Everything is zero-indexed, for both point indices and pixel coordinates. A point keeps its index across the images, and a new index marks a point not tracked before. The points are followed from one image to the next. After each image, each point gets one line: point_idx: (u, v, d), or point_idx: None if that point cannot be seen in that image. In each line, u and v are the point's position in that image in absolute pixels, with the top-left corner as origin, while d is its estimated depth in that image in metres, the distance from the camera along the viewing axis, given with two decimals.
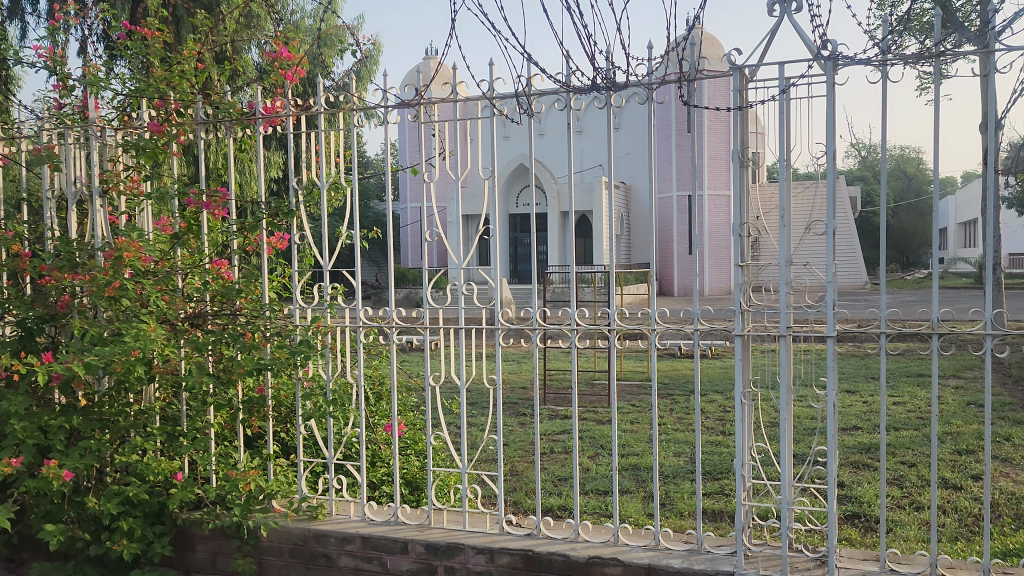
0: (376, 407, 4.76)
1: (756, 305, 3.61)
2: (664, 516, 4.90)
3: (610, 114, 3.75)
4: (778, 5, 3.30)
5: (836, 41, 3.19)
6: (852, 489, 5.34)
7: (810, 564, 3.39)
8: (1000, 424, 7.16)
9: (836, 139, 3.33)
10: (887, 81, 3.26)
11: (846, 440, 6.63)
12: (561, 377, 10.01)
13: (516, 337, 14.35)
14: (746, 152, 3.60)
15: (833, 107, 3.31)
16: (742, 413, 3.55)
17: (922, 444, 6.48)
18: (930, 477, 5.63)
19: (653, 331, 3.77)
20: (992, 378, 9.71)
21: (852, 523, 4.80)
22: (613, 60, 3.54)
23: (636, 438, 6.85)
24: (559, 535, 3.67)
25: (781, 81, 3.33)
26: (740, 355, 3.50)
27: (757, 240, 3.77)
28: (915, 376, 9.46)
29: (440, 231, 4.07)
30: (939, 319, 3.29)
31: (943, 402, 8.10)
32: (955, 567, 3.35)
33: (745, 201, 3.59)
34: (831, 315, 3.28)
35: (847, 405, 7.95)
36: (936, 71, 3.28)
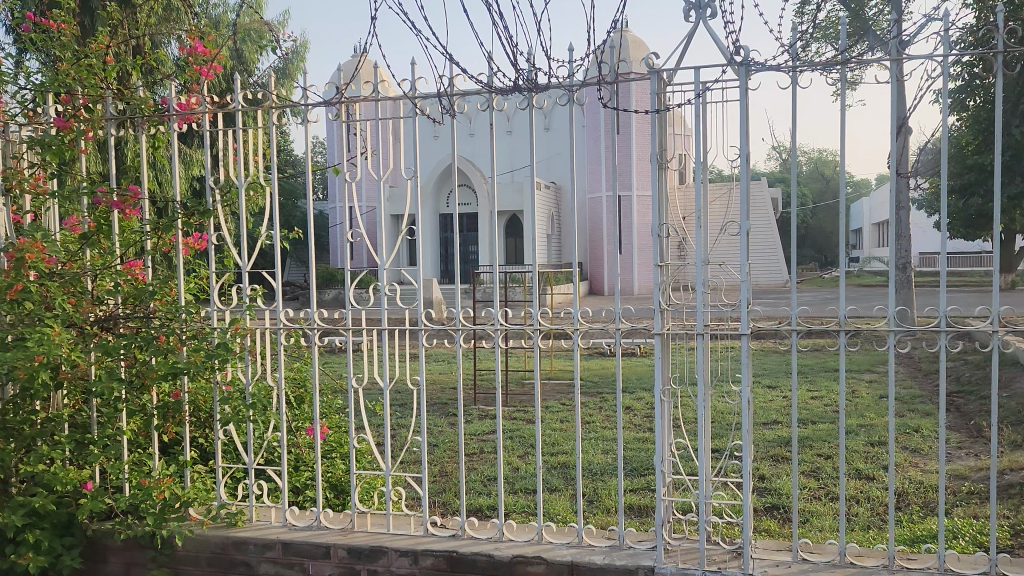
0: (298, 410, 4.67)
1: (675, 304, 3.68)
2: (590, 514, 4.95)
3: (532, 115, 3.77)
4: (694, 12, 3.39)
5: (748, 48, 3.29)
6: (772, 482, 5.51)
7: (726, 556, 3.47)
8: (910, 416, 7.48)
9: (749, 142, 3.42)
10: (797, 87, 3.38)
11: (767, 435, 6.83)
12: (489, 376, 10.03)
13: (439, 339, 14.27)
14: (664, 154, 3.67)
15: (746, 112, 3.41)
16: (662, 410, 3.60)
17: (837, 437, 6.72)
18: (845, 468, 5.85)
19: (575, 331, 3.81)
20: (903, 372, 10.15)
21: (771, 514, 4.95)
22: (534, 62, 3.56)
23: (564, 436, 6.91)
24: (482, 535, 3.68)
25: (697, 85, 3.41)
26: (659, 354, 3.55)
27: (676, 241, 3.83)
28: (830, 370, 9.81)
29: (362, 232, 4.00)
30: (845, 316, 3.41)
31: (858, 395, 8.42)
32: (864, 555, 3.47)
33: (664, 203, 3.65)
34: (745, 314, 3.37)
35: (768, 400, 8.19)
36: (844, 78, 3.41)
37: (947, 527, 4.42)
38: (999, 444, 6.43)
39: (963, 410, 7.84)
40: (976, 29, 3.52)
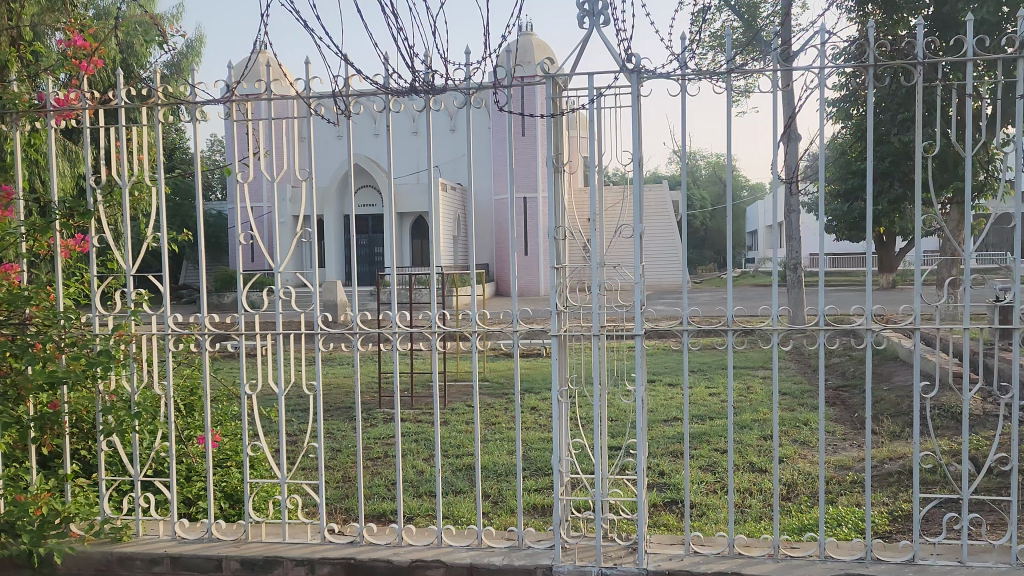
0: (188, 419, 4.49)
1: (572, 306, 3.74)
2: (494, 514, 4.96)
3: (429, 118, 3.75)
4: (588, 18, 3.46)
5: (639, 55, 3.38)
6: (669, 477, 5.67)
7: (622, 552, 3.55)
8: (800, 409, 7.83)
9: (642, 148, 3.52)
10: (686, 95, 3.49)
11: (667, 431, 7.02)
12: (395, 379, 9.92)
13: (337, 342, 13.98)
14: (560, 158, 3.72)
15: (638, 117, 3.50)
16: (559, 410, 3.66)
17: (732, 432, 6.97)
18: (739, 462, 6.07)
19: (474, 334, 3.84)
20: (794, 368, 10.61)
21: (669, 509, 5.08)
22: (430, 64, 3.55)
23: (469, 438, 6.92)
24: (382, 541, 3.65)
25: (591, 91, 3.48)
26: (556, 355, 3.60)
27: (571, 243, 3.89)
28: (726, 367, 10.17)
29: (256, 234, 3.89)
30: (733, 317, 3.54)
31: (753, 391, 8.74)
32: (751, 545, 3.61)
33: (560, 207, 3.70)
34: (639, 315, 3.45)
35: (667, 398, 8.41)
36: (729, 87, 3.56)
37: (831, 516, 4.65)
38: (880, 435, 6.78)
39: (848, 403, 8.26)
40: (849, 43, 3.74)
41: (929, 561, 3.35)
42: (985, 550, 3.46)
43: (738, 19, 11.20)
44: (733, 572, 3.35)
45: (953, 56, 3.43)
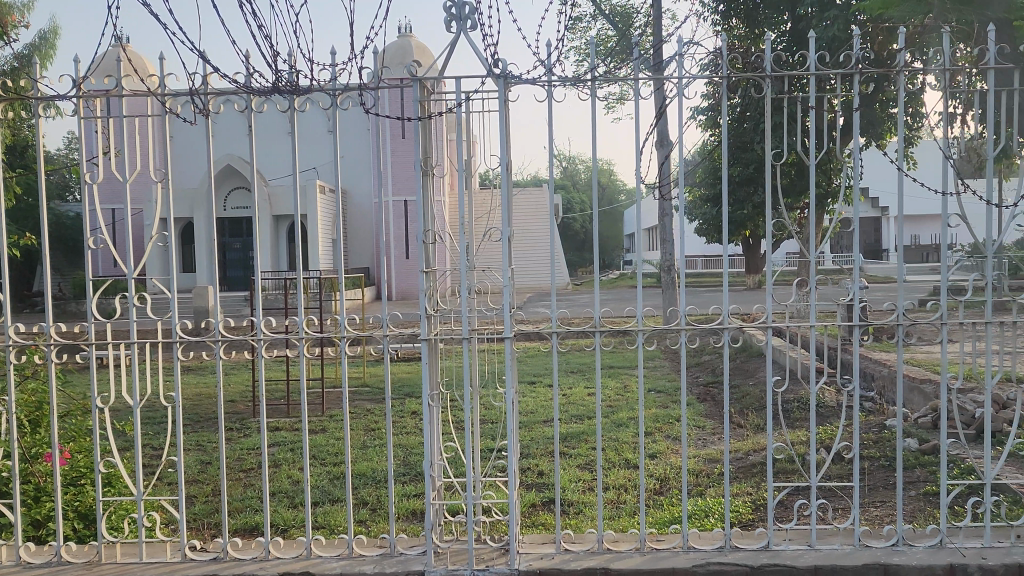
0: (36, 436, 4.20)
1: (442, 310, 3.74)
2: (371, 522, 4.88)
3: (293, 118, 3.66)
4: (455, 22, 3.47)
5: (505, 61, 3.43)
6: (548, 477, 5.76)
7: (494, 553, 3.58)
8: (673, 407, 8.13)
9: (509, 152, 3.55)
10: (551, 101, 3.55)
11: (546, 432, 7.12)
12: (272, 388, 9.63)
13: (199, 350, 13.26)
14: (428, 162, 3.70)
15: (505, 121, 3.52)
16: (430, 414, 3.64)
17: (610, 430, 7.17)
18: (616, 459, 6.24)
19: (343, 339, 3.79)
20: (670, 367, 10.99)
21: (546, 508, 5.17)
22: (293, 63, 3.48)
23: (349, 445, 6.80)
24: (247, 556, 3.55)
25: (458, 94, 3.49)
26: (426, 359, 3.58)
27: (441, 246, 3.88)
28: (607, 368, 10.42)
29: (108, 238, 3.68)
30: (600, 318, 3.63)
31: (629, 390, 9.01)
32: (619, 540, 3.72)
33: (429, 210, 3.68)
34: (508, 317, 3.48)
35: (549, 399, 8.54)
36: (592, 94, 3.63)
37: (699, 507, 4.85)
38: (747, 428, 7.11)
39: (718, 399, 8.64)
40: (708, 55, 3.89)
41: (782, 547, 3.54)
42: (831, 534, 3.70)
43: (613, 28, 11.52)
44: (601, 567, 3.42)
45: (796, 70, 3.63)
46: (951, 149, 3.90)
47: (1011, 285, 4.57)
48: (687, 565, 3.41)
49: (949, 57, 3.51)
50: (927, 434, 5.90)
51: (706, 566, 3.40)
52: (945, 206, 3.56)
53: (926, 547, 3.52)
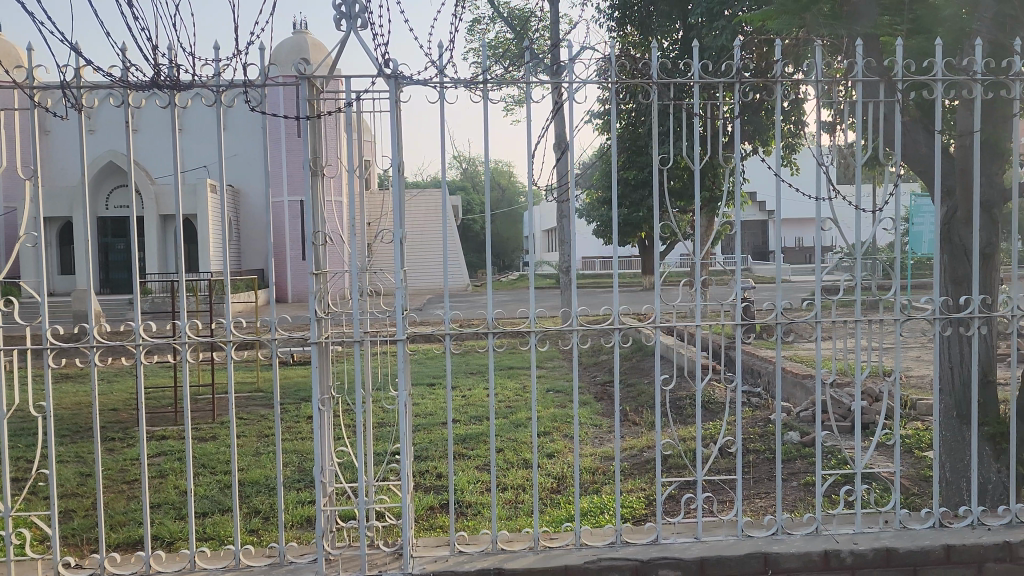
0: None
1: (333, 312, 3.67)
2: (263, 531, 4.75)
3: (174, 115, 3.52)
4: (345, 21, 3.41)
5: (396, 61, 3.40)
6: (447, 480, 5.76)
7: (387, 559, 3.55)
8: (572, 406, 8.28)
9: (401, 154, 3.53)
10: (444, 102, 3.53)
11: (444, 434, 7.10)
12: (160, 395, 9.24)
13: (75, 356, 12.53)
14: (317, 162, 3.65)
15: (396, 122, 3.50)
16: (320, 419, 3.55)
17: (510, 430, 7.24)
18: (514, 459, 6.30)
19: (228, 343, 3.66)
20: (568, 367, 11.18)
21: (446, 510, 5.17)
22: (175, 58, 3.35)
23: (242, 453, 6.59)
24: (126, 571, 3.41)
25: (348, 94, 3.44)
26: (316, 362, 3.50)
27: (331, 247, 3.79)
28: (506, 369, 10.50)
29: None
30: (493, 319, 3.64)
31: (528, 390, 9.12)
32: (512, 540, 3.74)
33: (318, 211, 3.61)
34: (400, 319, 3.44)
35: (449, 401, 8.55)
36: (484, 96, 3.63)
37: (595, 504, 4.95)
38: (641, 425, 7.29)
39: (615, 397, 8.84)
40: (598, 62, 3.96)
41: (670, 540, 3.63)
42: (717, 526, 3.84)
43: (511, 31, 11.61)
44: (494, 568, 3.44)
45: (681, 77, 3.75)
46: (825, 156, 4.10)
47: (879, 286, 4.84)
48: (579, 562, 3.46)
49: (822, 71, 3.68)
50: (807, 428, 6.21)
51: (598, 562, 3.46)
52: (818, 209, 3.74)
53: (804, 534, 3.68)
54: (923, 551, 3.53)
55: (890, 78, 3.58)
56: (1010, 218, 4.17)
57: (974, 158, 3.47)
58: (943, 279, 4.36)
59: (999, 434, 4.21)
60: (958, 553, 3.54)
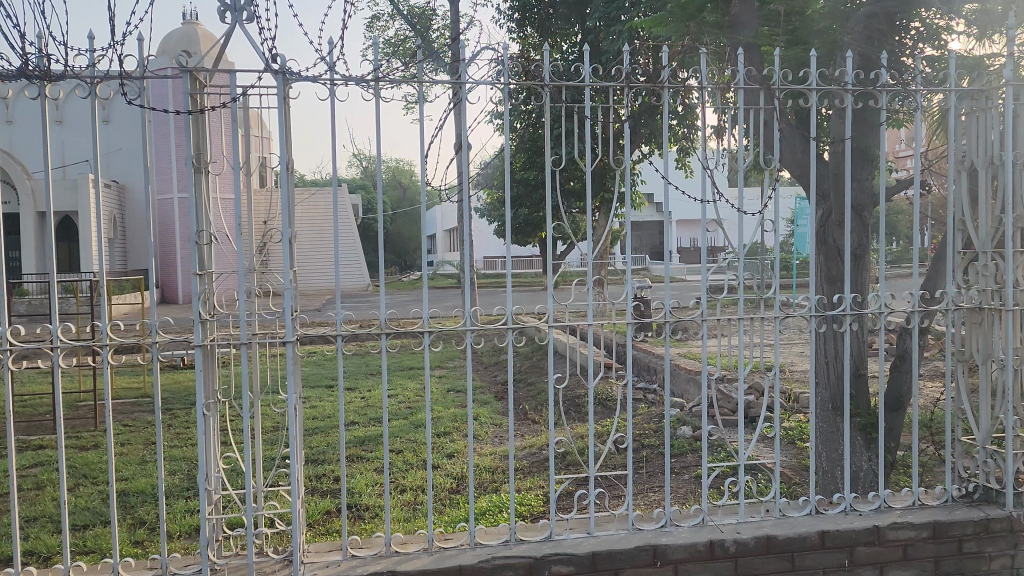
0: None
1: (218, 315, 3.55)
2: (148, 543, 4.56)
3: (45, 107, 3.33)
4: (230, 13, 3.30)
5: (284, 56, 3.31)
6: (346, 482, 5.68)
7: (276, 566, 3.47)
8: (472, 406, 8.30)
9: (290, 151, 3.43)
10: (335, 100, 3.44)
11: (343, 436, 7.00)
12: (36, 403, 8.72)
13: None
14: (201, 158, 3.51)
15: (284, 119, 3.40)
16: (205, 424, 3.42)
17: (410, 431, 7.20)
18: (414, 461, 6.25)
19: (104, 347, 3.48)
20: (468, 367, 11.23)
21: (344, 514, 5.10)
22: (44, 47, 3.17)
23: (128, 461, 6.30)
24: None
25: (233, 89, 3.32)
26: (200, 365, 3.37)
27: (216, 247, 3.65)
28: (407, 369, 10.45)
29: None
30: (386, 320, 3.59)
31: (429, 390, 9.10)
32: (406, 542, 3.70)
33: (202, 209, 3.48)
34: (289, 321, 3.36)
35: (348, 403, 8.42)
36: (377, 96, 3.55)
37: (493, 504, 4.99)
38: (540, 424, 7.38)
39: (514, 396, 8.93)
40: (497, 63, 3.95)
41: (563, 536, 3.68)
42: (609, 521, 3.90)
43: (411, 30, 11.43)
44: (387, 570, 3.41)
45: (574, 81, 3.78)
46: (711, 159, 4.24)
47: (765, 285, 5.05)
48: (473, 561, 3.47)
49: (707, 77, 3.77)
50: (697, 422, 6.44)
51: (491, 561, 3.48)
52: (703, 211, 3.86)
53: (690, 526, 3.80)
54: (800, 538, 3.71)
55: (769, 86, 3.71)
56: (879, 221, 4.44)
57: (847, 164, 3.63)
58: (819, 278, 4.64)
59: (870, 424, 4.47)
60: (832, 538, 3.72)
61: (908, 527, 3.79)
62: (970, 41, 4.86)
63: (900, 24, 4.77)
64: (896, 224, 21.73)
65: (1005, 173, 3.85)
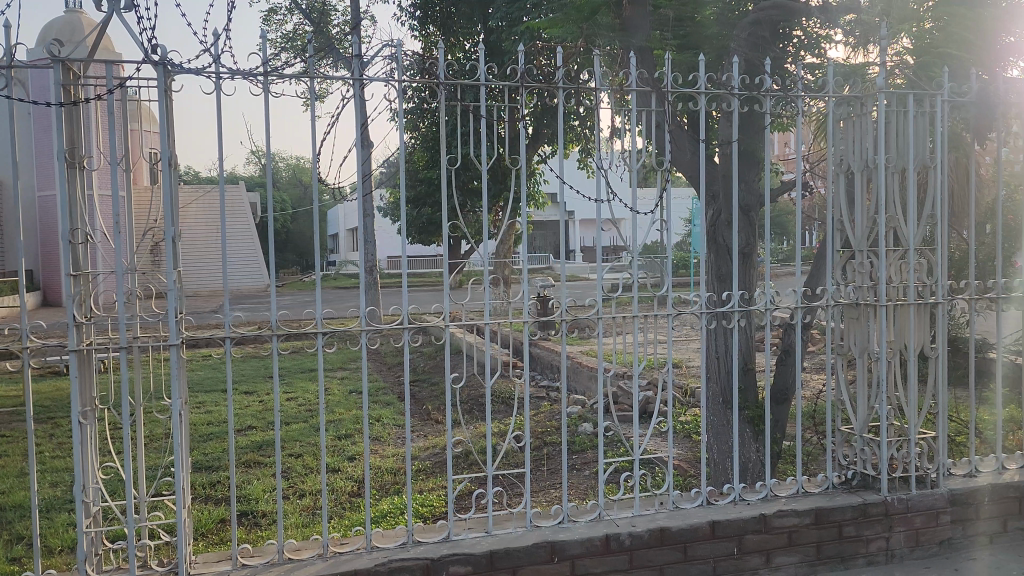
0: None
1: (96, 318, 3.36)
2: (26, 560, 4.30)
3: None
4: (107, 1, 3.14)
5: (166, 47, 3.17)
6: (243, 489, 5.51)
7: None
8: (373, 407, 8.19)
9: (173, 147, 3.28)
10: (220, 94, 3.30)
11: (240, 441, 6.78)
12: None
13: None
14: (75, 153, 3.32)
15: (165, 114, 3.27)
16: (81, 432, 3.23)
17: (309, 434, 7.04)
18: (314, 465, 6.12)
19: None
20: (369, 368, 11.09)
21: (240, 522, 4.94)
22: None
23: (4, 474, 5.91)
24: None
25: (110, 81, 3.16)
26: (76, 371, 3.18)
27: (93, 247, 3.46)
28: (306, 372, 10.23)
29: None
30: (277, 322, 3.48)
31: (330, 392, 8.93)
32: (300, 549, 3.59)
33: (75, 207, 3.29)
34: (172, 324, 3.22)
35: (245, 407, 8.16)
36: (267, 90, 3.42)
37: (395, 506, 4.93)
38: (442, 425, 7.35)
39: (417, 396, 8.87)
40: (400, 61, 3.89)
41: (461, 536, 3.66)
42: (507, 519, 3.91)
43: (309, 24, 11.24)
44: None
45: (469, 80, 3.73)
46: (609, 162, 4.28)
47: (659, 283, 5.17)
48: (369, 565, 3.42)
49: (601, 78, 3.82)
50: (596, 419, 6.56)
51: (388, 564, 3.43)
52: (598, 211, 3.89)
53: (587, 521, 3.84)
54: (692, 529, 3.81)
55: (661, 88, 3.73)
56: (765, 221, 4.63)
57: (735, 166, 3.64)
58: (709, 276, 4.81)
59: (758, 417, 4.66)
60: (722, 528, 3.84)
61: (793, 514, 3.95)
62: (847, 50, 5.12)
63: (783, 32, 5.11)
64: (784, 224, 22.73)
65: (879, 176, 4.06)
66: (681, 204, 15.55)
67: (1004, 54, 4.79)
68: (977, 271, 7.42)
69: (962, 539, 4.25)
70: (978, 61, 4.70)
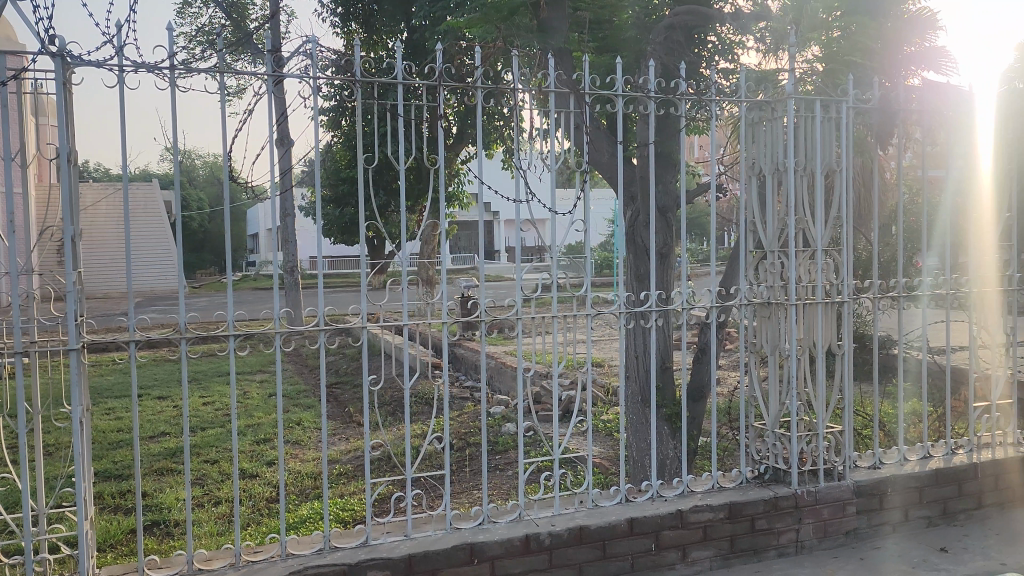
0: None
1: None
2: None
3: None
4: None
5: (64, 38, 3.02)
6: (154, 498, 5.31)
7: None
8: (292, 411, 8.02)
9: (73, 141, 3.13)
10: (124, 88, 3.16)
11: (152, 448, 6.54)
12: None
13: None
14: None
15: (64, 108, 3.11)
16: None
17: (224, 440, 6.83)
18: (230, 471, 5.95)
19: None
20: (289, 370, 10.87)
21: (150, 532, 4.77)
22: None
23: None
24: None
25: (3, 72, 2.99)
26: None
27: None
28: (222, 376, 9.94)
29: None
30: (186, 323, 3.35)
31: (247, 396, 8.71)
32: (210, 558, 3.48)
33: None
34: (71, 327, 3.06)
35: (157, 413, 7.87)
36: (174, 84, 3.29)
37: (313, 512, 4.83)
38: (363, 428, 7.25)
39: (338, 399, 8.73)
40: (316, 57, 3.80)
41: (379, 540, 3.60)
42: (426, 522, 3.86)
43: (225, 17, 10.95)
44: None
45: (387, 78, 3.67)
46: (529, 164, 4.29)
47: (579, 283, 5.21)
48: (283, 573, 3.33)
49: (519, 78, 3.82)
50: (517, 419, 6.59)
51: (304, 572, 3.35)
52: (517, 211, 3.91)
53: (507, 522, 3.83)
54: (610, 526, 3.85)
55: (578, 90, 3.77)
56: (680, 222, 4.78)
57: (651, 167, 3.68)
58: (628, 276, 4.91)
59: (674, 414, 4.76)
60: (639, 525, 3.90)
61: (707, 509, 4.04)
62: (759, 56, 5.27)
63: (698, 37, 5.22)
64: (701, 224, 23.30)
65: (788, 180, 4.18)
66: (602, 204, 15.74)
67: (905, 62, 5.00)
68: (881, 271, 7.75)
69: (867, 528, 4.41)
70: (880, 70, 4.89)
